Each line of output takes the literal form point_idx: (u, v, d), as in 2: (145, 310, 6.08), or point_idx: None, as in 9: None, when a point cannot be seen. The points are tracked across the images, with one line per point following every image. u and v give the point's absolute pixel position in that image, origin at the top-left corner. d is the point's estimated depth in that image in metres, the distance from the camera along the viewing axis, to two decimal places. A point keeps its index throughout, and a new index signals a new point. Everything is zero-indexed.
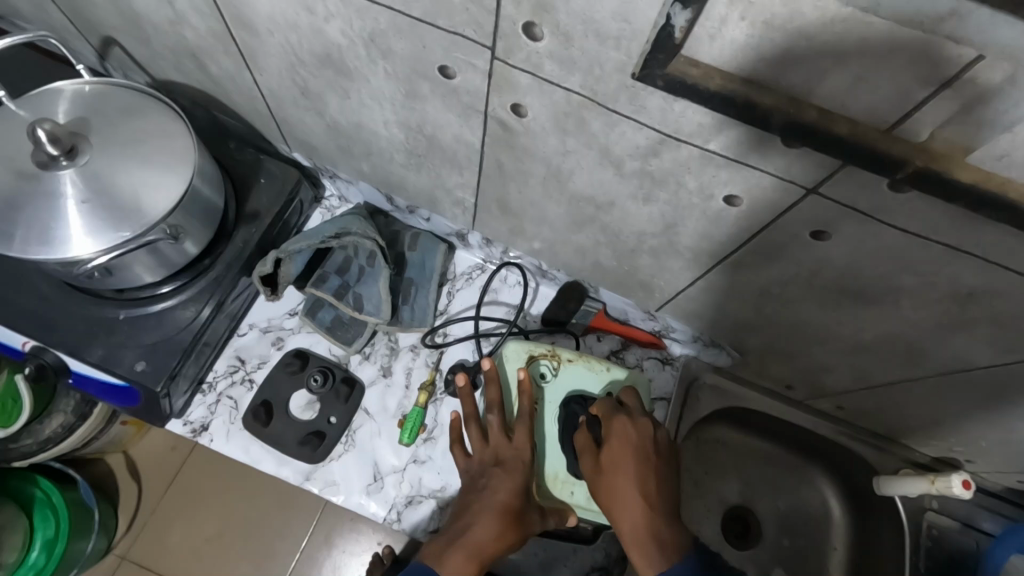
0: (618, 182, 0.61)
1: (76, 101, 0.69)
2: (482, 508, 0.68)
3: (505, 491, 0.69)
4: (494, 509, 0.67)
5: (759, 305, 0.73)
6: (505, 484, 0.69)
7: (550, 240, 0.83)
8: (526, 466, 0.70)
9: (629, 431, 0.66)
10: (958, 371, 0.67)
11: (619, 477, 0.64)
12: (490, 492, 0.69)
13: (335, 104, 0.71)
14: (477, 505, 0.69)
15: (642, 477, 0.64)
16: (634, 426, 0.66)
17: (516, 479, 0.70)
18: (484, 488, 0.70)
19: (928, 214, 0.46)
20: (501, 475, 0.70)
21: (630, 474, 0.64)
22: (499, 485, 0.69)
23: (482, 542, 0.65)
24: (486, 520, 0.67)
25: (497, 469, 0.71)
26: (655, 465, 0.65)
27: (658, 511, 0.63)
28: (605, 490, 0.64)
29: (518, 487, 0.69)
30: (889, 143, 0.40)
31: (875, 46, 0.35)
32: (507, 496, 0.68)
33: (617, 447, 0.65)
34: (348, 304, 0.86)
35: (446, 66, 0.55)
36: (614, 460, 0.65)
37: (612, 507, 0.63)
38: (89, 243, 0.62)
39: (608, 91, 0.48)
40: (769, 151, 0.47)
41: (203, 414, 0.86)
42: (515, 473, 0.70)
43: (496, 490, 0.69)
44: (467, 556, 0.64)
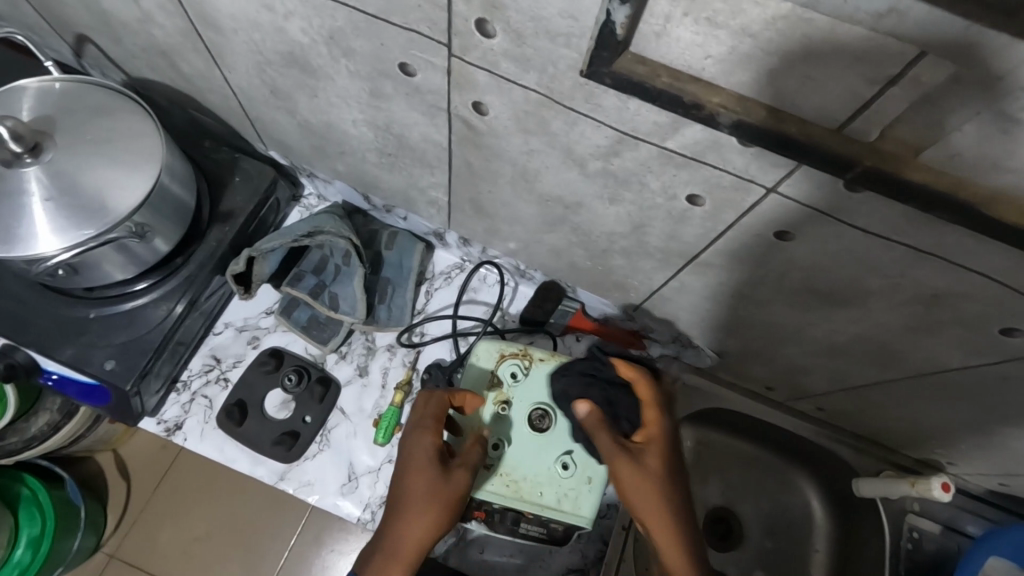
0: (584, 182, 0.60)
1: (44, 99, 0.69)
2: (399, 501, 0.62)
3: (415, 475, 0.63)
4: (410, 500, 0.62)
5: (732, 306, 0.72)
6: (413, 464, 0.64)
7: (524, 240, 0.82)
8: (426, 433, 0.65)
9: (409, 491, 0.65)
10: (932, 373, 0.67)
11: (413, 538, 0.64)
12: (401, 482, 0.63)
13: (303, 103, 0.70)
14: (393, 499, 0.64)
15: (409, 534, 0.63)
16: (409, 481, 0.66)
17: (424, 454, 0.64)
18: (398, 479, 0.64)
19: (886, 215, 0.46)
20: (409, 461, 0.64)
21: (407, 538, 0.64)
22: (408, 473, 0.63)
23: (409, 541, 0.61)
24: (408, 515, 0.61)
25: (404, 452, 0.65)
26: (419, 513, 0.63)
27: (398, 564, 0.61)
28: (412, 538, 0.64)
29: (427, 463, 0.63)
30: (840, 143, 0.39)
31: (819, 44, 0.34)
32: (420, 479, 0.62)
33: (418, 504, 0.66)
34: (323, 304, 0.86)
35: (406, 64, 0.54)
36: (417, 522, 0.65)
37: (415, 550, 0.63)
38: (52, 241, 0.62)
39: (564, 90, 0.48)
40: (726, 151, 0.46)
41: (177, 413, 0.86)
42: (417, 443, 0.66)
43: (406, 476, 0.63)
44: (396, 558, 0.61)
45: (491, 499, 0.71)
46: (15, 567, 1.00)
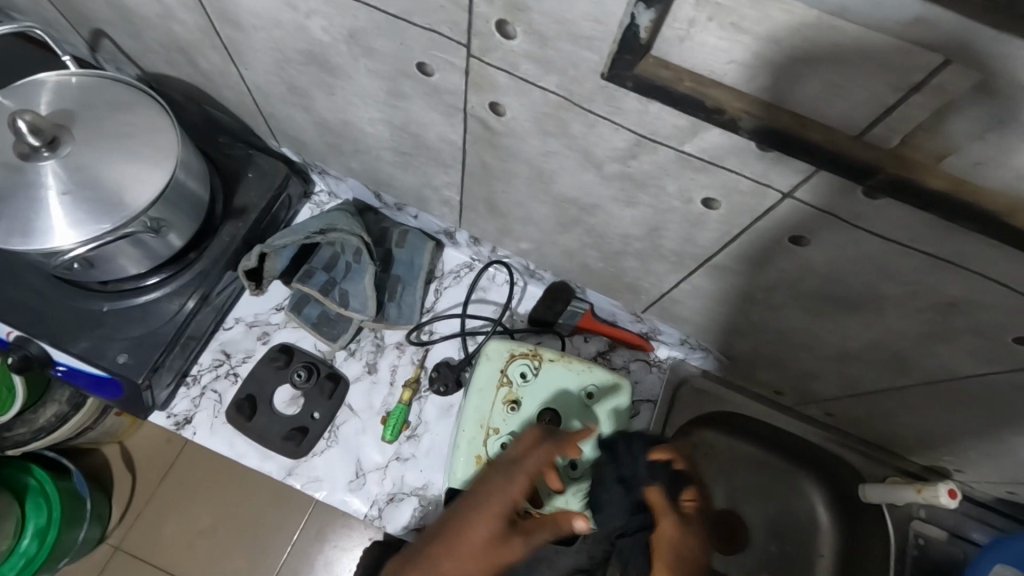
0: (599, 184, 0.60)
1: (61, 94, 0.69)
2: (451, 537, 0.59)
3: (484, 521, 0.59)
4: (463, 544, 0.59)
5: (744, 309, 0.72)
6: (487, 506, 0.61)
7: (536, 241, 0.82)
8: (517, 484, 0.62)
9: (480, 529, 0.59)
10: (945, 381, 0.67)
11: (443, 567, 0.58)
12: (464, 523, 0.60)
13: (320, 101, 0.70)
14: (444, 529, 0.61)
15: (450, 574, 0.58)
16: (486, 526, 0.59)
17: (503, 501, 0.61)
18: (461, 510, 0.61)
19: (904, 222, 0.46)
20: (485, 500, 0.61)
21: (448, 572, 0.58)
22: (476, 511, 0.60)
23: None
24: (449, 555, 0.58)
25: (483, 491, 0.62)
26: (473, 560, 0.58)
27: None
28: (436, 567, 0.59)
29: (500, 513, 0.60)
30: (860, 150, 0.39)
31: (845, 51, 0.35)
32: (483, 528, 0.59)
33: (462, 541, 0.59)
34: (333, 301, 0.86)
35: (425, 64, 0.54)
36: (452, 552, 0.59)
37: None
38: (68, 234, 0.62)
39: (584, 92, 0.48)
40: (746, 155, 0.46)
41: (187, 407, 0.87)
42: (497, 504, 0.61)
43: (473, 516, 0.60)
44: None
45: None
46: (21, 556, 1.01)
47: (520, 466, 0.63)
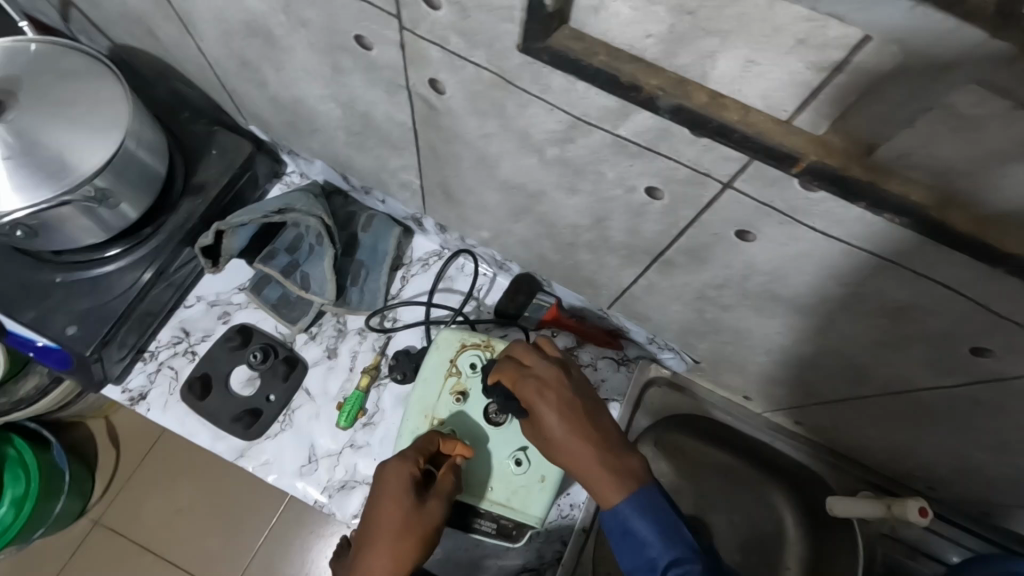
0: (541, 170, 0.57)
1: (14, 59, 0.68)
2: (371, 538, 0.62)
3: (390, 507, 0.62)
4: (383, 537, 0.61)
5: (700, 309, 0.69)
6: (386, 492, 0.63)
7: (495, 231, 0.80)
8: (401, 462, 0.64)
9: (396, 507, 0.62)
10: (906, 393, 0.63)
11: (376, 562, 0.61)
12: (373, 519, 0.63)
13: (272, 76, 0.69)
14: (364, 533, 0.63)
15: (392, 563, 0.61)
16: (397, 503, 0.62)
17: (398, 483, 0.63)
18: (371, 511, 0.64)
19: (844, 218, 0.43)
20: (383, 489, 0.64)
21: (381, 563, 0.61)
22: (382, 503, 0.63)
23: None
24: (377, 551, 0.61)
25: (377, 484, 0.65)
26: (405, 537, 0.61)
27: None
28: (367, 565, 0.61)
29: (401, 492, 0.63)
30: (786, 134, 0.37)
31: (759, 24, 0.32)
32: (394, 511, 0.62)
33: (385, 529, 0.61)
34: (294, 284, 0.84)
35: (360, 36, 0.52)
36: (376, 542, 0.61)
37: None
38: (14, 200, 0.62)
39: (512, 69, 0.45)
40: (678, 141, 0.44)
41: (142, 382, 0.86)
42: (398, 490, 0.63)
43: (379, 511, 0.63)
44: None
45: None
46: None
47: (401, 449, 0.66)
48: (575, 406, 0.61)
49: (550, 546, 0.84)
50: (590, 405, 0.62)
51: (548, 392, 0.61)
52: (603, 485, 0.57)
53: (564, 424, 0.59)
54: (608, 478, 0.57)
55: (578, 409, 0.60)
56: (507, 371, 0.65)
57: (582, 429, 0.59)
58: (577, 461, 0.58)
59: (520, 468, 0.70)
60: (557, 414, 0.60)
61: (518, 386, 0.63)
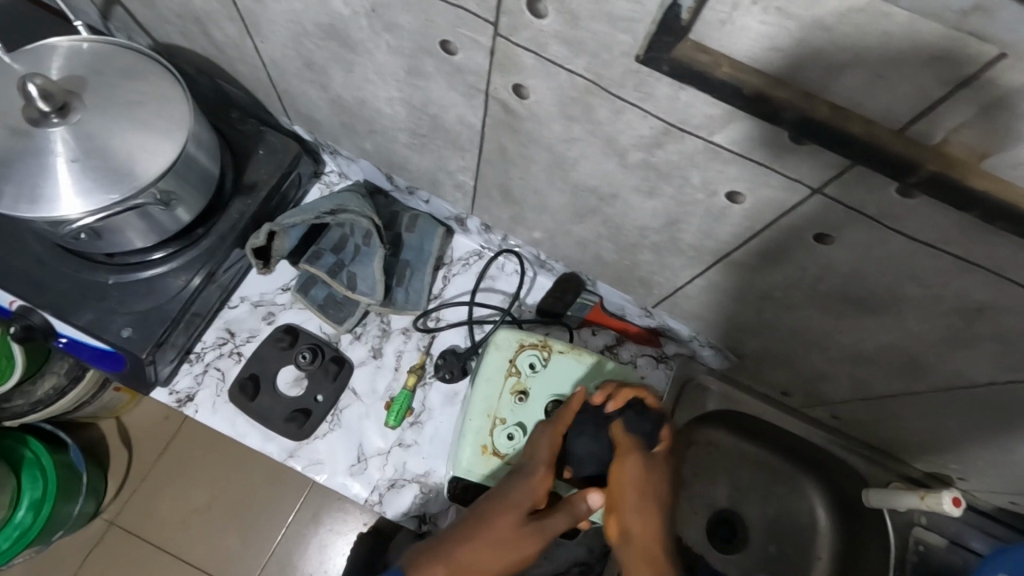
0: (620, 173, 0.59)
1: (71, 58, 0.68)
2: (469, 519, 0.63)
3: (503, 507, 0.62)
4: (485, 532, 0.62)
5: (758, 307, 0.71)
6: (508, 494, 0.63)
7: (549, 230, 0.81)
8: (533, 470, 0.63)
9: (508, 508, 0.62)
10: (960, 387, 0.65)
11: (469, 551, 0.61)
12: (483, 506, 0.64)
13: (338, 78, 0.69)
14: (467, 515, 0.65)
15: (486, 559, 0.61)
16: (513, 507, 0.62)
17: (523, 492, 0.63)
18: (487, 497, 0.64)
19: (937, 223, 0.44)
20: (510, 488, 0.64)
21: (476, 554, 0.61)
22: (496, 500, 0.63)
23: (469, 565, 0.61)
24: (467, 535, 0.62)
25: (514, 477, 0.65)
26: (507, 540, 0.61)
27: None
28: (460, 552, 0.61)
29: (518, 500, 0.62)
30: (901, 145, 0.38)
31: (893, 39, 0.33)
32: (502, 511, 0.62)
33: (490, 523, 0.62)
34: (341, 283, 0.85)
35: (449, 41, 0.53)
36: (479, 533, 0.62)
37: (459, 567, 0.61)
38: (78, 202, 0.61)
39: (614, 77, 0.46)
40: (777, 148, 0.45)
41: (189, 384, 0.86)
42: (519, 493, 0.63)
43: (495, 503, 0.63)
44: (436, 563, 0.61)
45: None
46: (17, 527, 0.99)
47: (544, 461, 0.64)
48: (651, 492, 0.64)
49: (598, 540, 0.85)
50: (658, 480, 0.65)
51: (645, 462, 0.64)
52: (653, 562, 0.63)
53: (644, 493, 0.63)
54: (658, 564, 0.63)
55: (651, 495, 0.64)
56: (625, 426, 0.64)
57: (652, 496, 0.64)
58: (641, 536, 0.64)
59: None
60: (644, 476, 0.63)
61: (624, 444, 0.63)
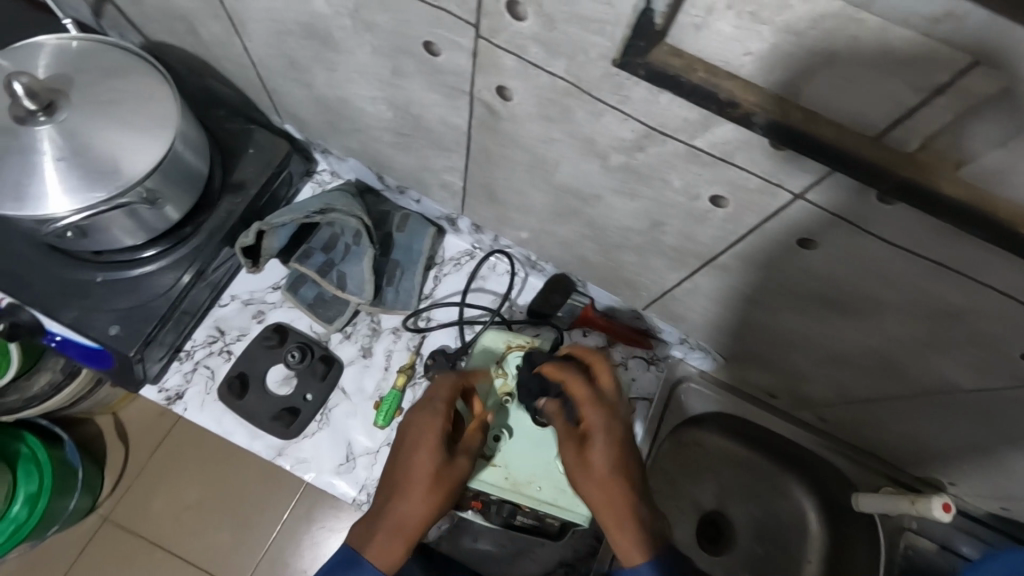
0: (603, 175, 0.59)
1: (59, 56, 0.68)
2: (401, 482, 0.63)
3: (422, 456, 0.63)
4: (412, 484, 0.62)
5: (744, 310, 0.71)
6: (419, 442, 0.63)
7: (537, 231, 0.81)
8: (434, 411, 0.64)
9: (427, 457, 0.63)
10: (945, 392, 0.65)
11: (405, 506, 0.62)
12: (405, 463, 0.64)
13: (323, 77, 0.68)
14: (393, 477, 0.64)
15: (422, 511, 0.62)
16: (431, 454, 0.63)
17: (430, 434, 0.63)
18: (403, 455, 0.64)
19: (915, 229, 0.44)
20: (415, 436, 0.64)
21: (410, 506, 0.62)
22: (414, 451, 0.63)
23: (407, 520, 0.62)
24: (408, 497, 0.62)
25: (412, 425, 0.65)
26: (436, 487, 0.62)
27: (402, 538, 0.61)
28: (396, 510, 0.62)
29: (433, 444, 0.63)
30: (876, 151, 0.38)
31: (865, 44, 0.33)
32: (424, 462, 0.63)
33: (419, 477, 0.62)
34: (331, 283, 0.85)
35: (430, 43, 0.53)
36: (409, 487, 0.62)
37: (398, 525, 0.62)
38: (64, 201, 0.61)
39: (592, 79, 0.46)
40: (755, 152, 0.45)
41: (179, 381, 0.86)
42: (431, 438, 0.63)
43: (412, 457, 0.63)
44: (393, 535, 0.61)
45: (490, 490, 0.71)
46: (12, 522, 1.00)
47: (436, 399, 0.66)
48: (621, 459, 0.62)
49: (585, 541, 0.85)
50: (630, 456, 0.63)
51: (612, 430, 0.63)
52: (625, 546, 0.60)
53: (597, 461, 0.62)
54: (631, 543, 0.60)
55: (622, 463, 0.62)
56: (590, 395, 0.63)
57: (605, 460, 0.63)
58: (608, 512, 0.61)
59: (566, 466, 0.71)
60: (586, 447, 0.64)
61: (586, 408, 0.63)
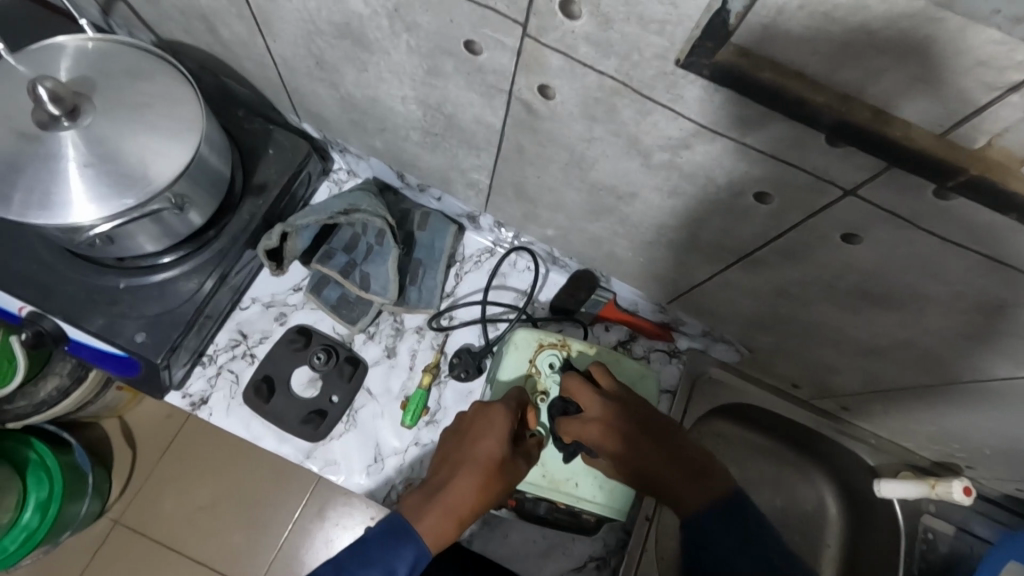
0: (644, 173, 0.58)
1: (78, 59, 0.66)
2: (462, 463, 0.65)
3: (491, 444, 0.66)
4: (476, 466, 0.64)
5: (776, 303, 0.71)
6: (488, 431, 0.67)
7: (564, 228, 0.80)
8: (508, 409, 0.68)
9: (494, 446, 0.66)
10: (976, 381, 0.66)
11: (462, 485, 0.63)
12: (470, 447, 0.66)
13: (351, 77, 0.67)
14: (453, 460, 0.66)
15: (478, 494, 0.63)
16: (499, 445, 0.66)
17: (500, 423, 0.67)
18: (467, 441, 0.67)
19: (970, 223, 0.44)
20: (486, 424, 0.67)
21: (468, 486, 0.63)
22: (482, 437, 0.66)
23: (462, 500, 0.63)
24: (468, 475, 0.64)
25: (480, 416, 0.69)
26: (496, 476, 0.64)
27: (455, 517, 0.62)
28: (453, 487, 0.63)
29: (502, 433, 0.66)
30: (943, 149, 0.38)
31: (944, 46, 0.33)
32: (491, 449, 0.65)
33: (482, 462, 0.65)
34: (354, 283, 0.84)
35: (472, 42, 0.52)
36: (471, 468, 0.64)
37: (452, 503, 0.63)
38: (91, 209, 0.59)
39: (645, 78, 0.46)
40: (811, 149, 0.45)
41: (203, 387, 0.85)
42: (499, 429, 0.67)
43: (478, 443, 0.66)
44: (447, 514, 0.62)
45: (528, 489, 0.72)
46: (23, 529, 0.99)
47: (508, 397, 0.70)
48: (640, 435, 0.65)
49: (614, 535, 0.85)
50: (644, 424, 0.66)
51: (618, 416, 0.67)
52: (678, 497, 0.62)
53: (638, 453, 0.64)
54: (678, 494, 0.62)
55: (647, 440, 0.65)
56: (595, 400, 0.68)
57: (641, 449, 0.65)
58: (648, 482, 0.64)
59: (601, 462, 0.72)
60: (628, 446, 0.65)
61: (591, 403, 0.68)
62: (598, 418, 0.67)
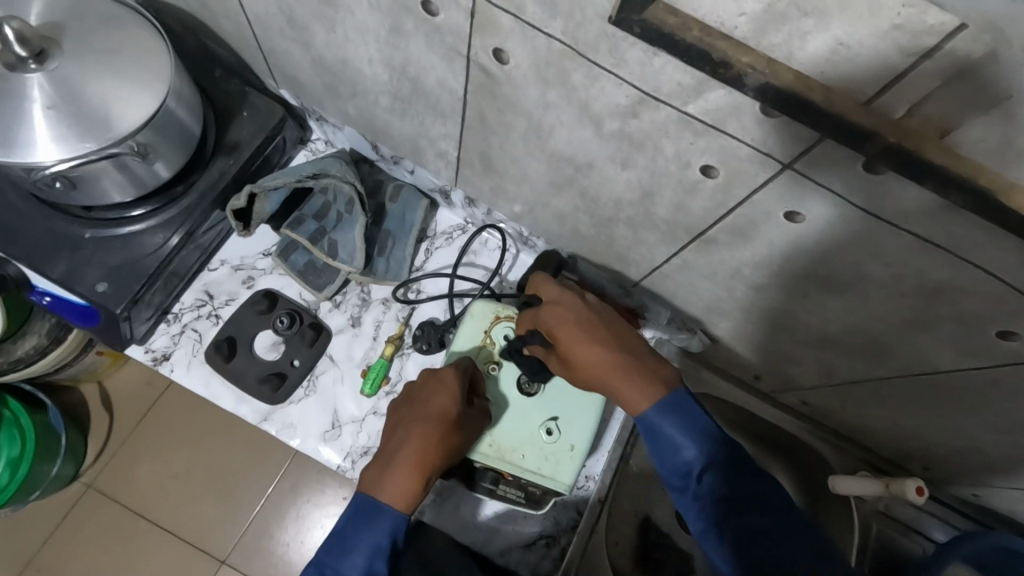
0: (597, 143, 0.59)
1: (52, 4, 0.66)
2: (415, 423, 0.67)
3: (442, 402, 0.68)
4: (431, 422, 0.66)
5: (731, 286, 0.72)
6: (439, 390, 0.69)
7: (530, 203, 0.81)
8: (457, 368, 0.70)
9: (445, 403, 0.68)
10: (923, 373, 0.66)
11: (420, 443, 0.65)
12: (422, 409, 0.68)
13: (321, 37, 0.68)
14: (405, 422, 0.68)
15: (438, 449, 0.65)
16: (451, 401, 0.68)
17: (450, 383, 0.69)
18: (417, 403, 0.69)
19: (899, 198, 0.45)
20: (436, 385, 0.69)
21: (425, 442, 0.65)
22: (433, 397, 0.68)
23: (421, 456, 0.64)
24: (423, 433, 0.65)
25: (429, 381, 0.71)
26: (452, 430, 0.66)
27: (419, 474, 0.63)
28: (410, 448, 0.64)
29: (452, 389, 0.69)
30: (866, 115, 0.38)
31: (857, 3, 0.33)
32: (443, 405, 0.67)
33: (436, 419, 0.66)
34: (321, 250, 0.85)
35: (429, 0, 0.53)
36: (427, 426, 0.66)
37: (412, 463, 0.64)
38: (51, 150, 0.60)
39: (589, 40, 0.46)
40: (747, 117, 0.45)
41: (166, 343, 0.86)
42: (448, 388, 0.69)
43: (430, 402, 0.68)
44: (410, 473, 0.63)
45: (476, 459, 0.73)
46: None
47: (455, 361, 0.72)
48: (593, 328, 0.63)
49: (565, 513, 0.86)
50: (610, 320, 0.65)
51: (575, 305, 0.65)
52: (630, 387, 0.60)
53: (587, 344, 0.62)
54: (632, 378, 0.60)
55: (599, 332, 0.63)
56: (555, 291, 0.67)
57: (592, 340, 0.63)
58: (598, 365, 0.61)
59: (549, 437, 0.73)
60: (577, 332, 0.63)
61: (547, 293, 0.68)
62: (555, 303, 0.66)
